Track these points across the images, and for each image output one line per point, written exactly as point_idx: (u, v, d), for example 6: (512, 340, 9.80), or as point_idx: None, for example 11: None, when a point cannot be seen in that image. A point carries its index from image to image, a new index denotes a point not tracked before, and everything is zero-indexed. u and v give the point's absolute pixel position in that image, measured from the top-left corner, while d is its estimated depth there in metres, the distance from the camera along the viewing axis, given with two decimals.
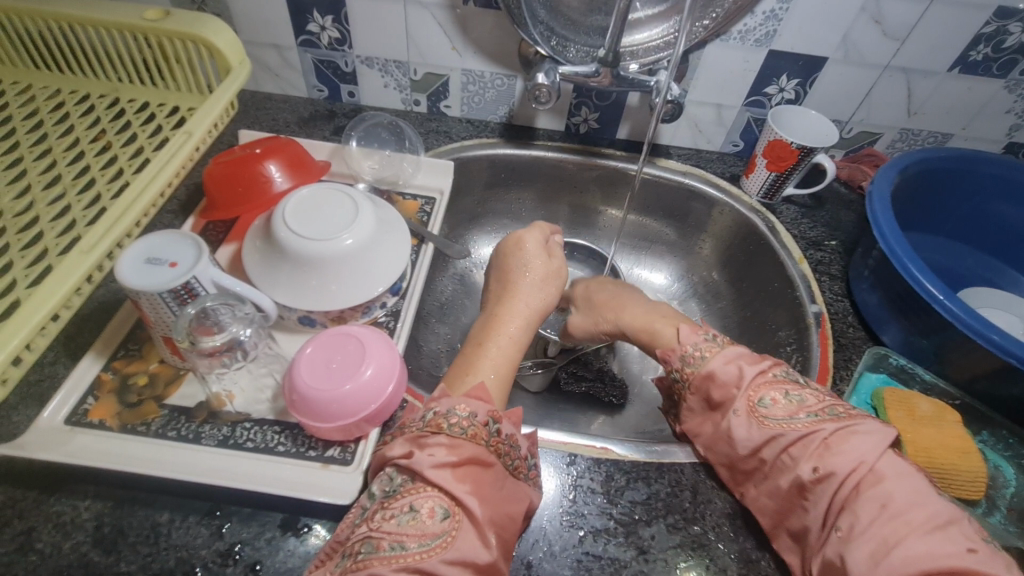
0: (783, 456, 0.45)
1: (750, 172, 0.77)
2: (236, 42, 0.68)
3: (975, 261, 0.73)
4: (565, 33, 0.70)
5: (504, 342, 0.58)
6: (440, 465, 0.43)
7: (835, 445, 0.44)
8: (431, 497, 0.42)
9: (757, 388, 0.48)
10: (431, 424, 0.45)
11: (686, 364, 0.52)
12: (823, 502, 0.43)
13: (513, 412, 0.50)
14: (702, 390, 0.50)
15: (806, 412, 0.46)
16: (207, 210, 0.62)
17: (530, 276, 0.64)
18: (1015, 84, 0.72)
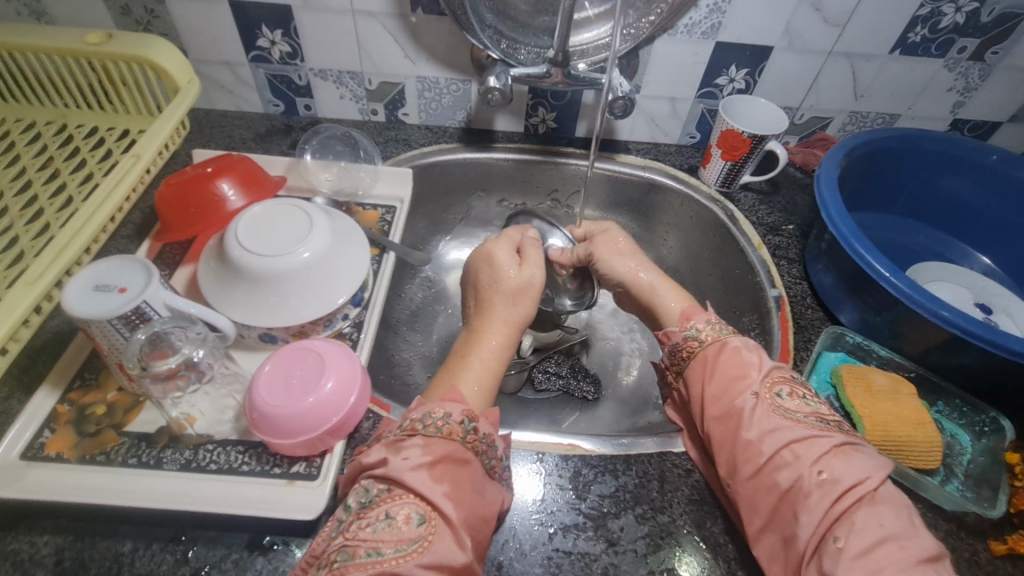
0: (785, 451, 0.44)
1: (707, 162, 0.78)
2: (183, 61, 0.68)
3: (926, 237, 0.75)
4: (514, 35, 0.71)
5: (487, 354, 0.57)
6: (416, 467, 0.43)
7: (839, 455, 0.44)
8: (407, 503, 0.42)
9: (774, 381, 0.49)
10: (408, 427, 0.46)
11: (712, 329, 0.54)
12: (820, 507, 0.41)
13: (492, 412, 0.51)
14: (724, 367, 0.50)
15: (815, 416, 0.47)
16: (161, 232, 0.61)
17: (503, 290, 0.61)
18: (955, 62, 0.74)
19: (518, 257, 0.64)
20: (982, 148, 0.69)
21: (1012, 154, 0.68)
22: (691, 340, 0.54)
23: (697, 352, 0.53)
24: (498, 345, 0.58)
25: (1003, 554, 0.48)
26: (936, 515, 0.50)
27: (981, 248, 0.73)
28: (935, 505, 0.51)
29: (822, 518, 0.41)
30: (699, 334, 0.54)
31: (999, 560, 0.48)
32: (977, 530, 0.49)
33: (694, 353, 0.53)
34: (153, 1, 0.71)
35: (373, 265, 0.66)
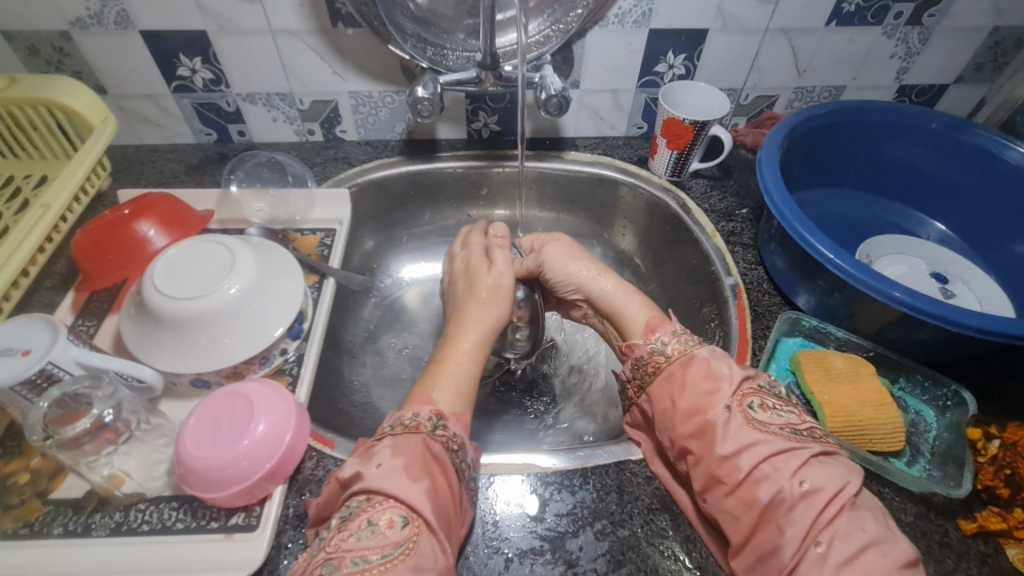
0: (762, 465, 0.41)
1: (655, 153, 0.76)
2: (94, 99, 0.65)
3: (881, 208, 0.74)
4: (439, 41, 0.68)
5: (462, 354, 0.56)
6: (392, 470, 0.41)
7: (815, 462, 0.41)
8: (390, 508, 0.40)
9: (743, 393, 0.46)
10: (378, 433, 0.45)
11: (678, 341, 0.51)
12: (803, 520, 0.39)
13: (463, 414, 0.50)
14: (691, 380, 0.47)
15: (790, 428, 0.44)
16: (83, 282, 0.58)
17: (479, 296, 0.62)
18: (892, 29, 0.71)
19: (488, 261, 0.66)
20: (924, 114, 0.67)
21: (954, 117, 0.67)
22: (657, 353, 0.51)
23: (663, 367, 0.50)
24: (476, 338, 0.58)
25: (974, 533, 0.46)
26: (905, 499, 0.49)
27: (935, 215, 0.72)
28: (903, 488, 0.49)
29: (808, 528, 0.38)
30: (664, 347, 0.51)
31: (970, 539, 0.46)
32: (946, 510, 0.48)
33: (660, 367, 0.50)
34: (59, 39, 0.68)
35: (313, 292, 0.64)
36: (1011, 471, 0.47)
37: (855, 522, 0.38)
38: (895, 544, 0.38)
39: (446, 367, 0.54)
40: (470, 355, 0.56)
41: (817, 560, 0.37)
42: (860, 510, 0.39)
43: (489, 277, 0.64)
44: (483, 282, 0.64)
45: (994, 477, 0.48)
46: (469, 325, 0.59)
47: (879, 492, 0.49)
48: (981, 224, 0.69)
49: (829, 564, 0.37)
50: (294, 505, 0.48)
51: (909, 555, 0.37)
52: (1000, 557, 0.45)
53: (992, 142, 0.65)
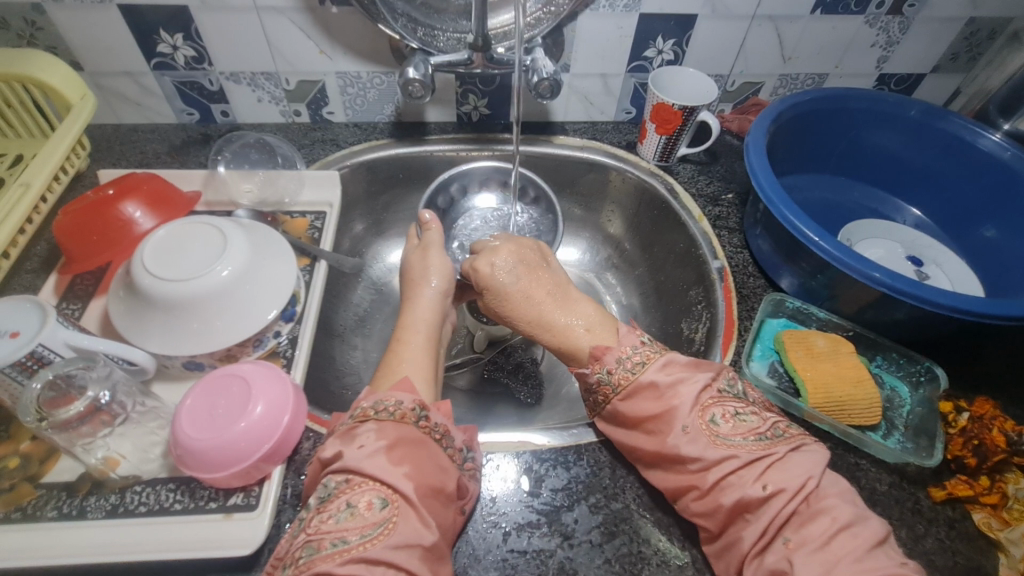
0: (729, 475, 0.42)
1: (643, 138, 0.77)
2: (71, 76, 0.63)
3: (862, 194, 0.77)
4: (430, 21, 0.67)
5: (419, 343, 0.55)
6: (373, 453, 0.41)
7: (779, 464, 0.42)
8: (369, 490, 0.40)
9: (704, 406, 0.45)
10: (360, 415, 0.44)
11: (623, 370, 0.49)
12: (763, 520, 0.40)
13: (444, 402, 0.48)
14: (645, 409, 0.46)
15: (754, 434, 0.44)
16: (66, 264, 0.57)
17: (432, 289, 0.60)
18: (874, 18, 0.73)
19: (442, 253, 0.63)
20: (902, 102, 0.70)
21: (932, 105, 0.69)
22: (604, 385, 0.49)
23: (612, 397, 0.49)
24: (428, 321, 0.58)
25: (943, 499, 0.49)
26: (880, 469, 0.51)
27: (912, 201, 0.75)
28: (878, 459, 0.52)
29: (767, 526, 0.40)
30: (610, 378, 0.49)
31: (939, 505, 0.49)
32: (919, 480, 0.51)
33: (609, 396, 0.49)
34: (32, 12, 0.65)
35: (305, 275, 0.63)
36: (978, 442, 0.50)
37: (835, 496, 0.40)
38: (861, 520, 0.39)
39: (405, 350, 0.54)
40: (427, 336, 0.56)
41: (781, 551, 0.39)
42: (824, 498, 0.40)
43: (431, 265, 0.62)
44: (422, 268, 0.62)
45: (962, 448, 0.51)
46: (421, 310, 0.58)
47: (856, 463, 0.52)
48: (954, 209, 0.72)
49: (798, 553, 0.38)
50: (292, 484, 0.48)
51: (877, 532, 0.39)
52: (966, 521, 0.49)
53: (966, 129, 0.67)
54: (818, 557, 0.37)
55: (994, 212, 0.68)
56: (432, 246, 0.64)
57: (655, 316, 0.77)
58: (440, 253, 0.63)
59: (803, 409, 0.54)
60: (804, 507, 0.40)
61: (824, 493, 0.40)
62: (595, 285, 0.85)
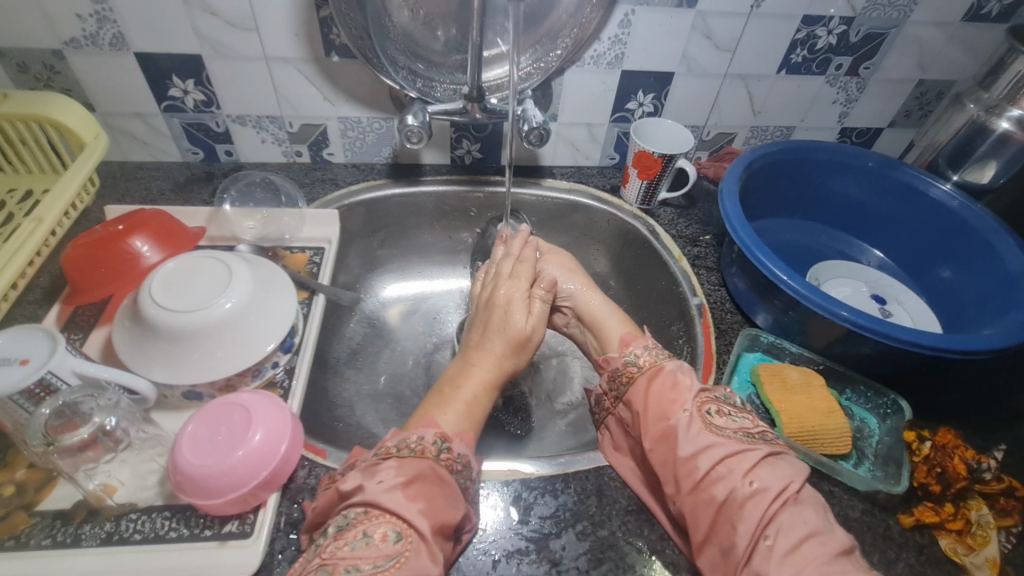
0: (719, 467, 0.45)
1: (626, 182, 0.82)
2: (86, 116, 0.67)
3: (828, 237, 0.82)
4: (429, 73, 0.72)
5: (484, 368, 0.56)
6: (390, 488, 0.43)
7: (766, 462, 0.45)
8: (384, 522, 0.41)
9: (701, 402, 0.50)
10: (383, 452, 0.46)
11: (649, 353, 0.57)
12: (749, 518, 0.42)
13: (468, 432, 0.51)
14: (659, 391, 0.52)
15: (743, 431, 0.48)
16: (71, 296, 0.59)
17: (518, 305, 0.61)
18: (834, 78, 0.80)
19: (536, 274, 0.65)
20: (861, 154, 0.76)
21: (887, 157, 0.76)
22: (630, 364, 0.56)
23: (636, 377, 0.55)
24: (497, 359, 0.57)
25: (911, 525, 0.52)
26: (852, 496, 0.54)
27: (875, 243, 0.81)
28: (851, 487, 0.54)
29: (754, 523, 0.42)
30: (637, 360, 0.56)
31: (908, 532, 0.52)
32: (889, 507, 0.53)
33: (633, 377, 0.55)
34: (52, 57, 0.69)
35: (303, 308, 0.66)
36: (941, 470, 0.54)
37: (811, 506, 0.43)
38: (833, 542, 0.41)
39: (456, 394, 0.53)
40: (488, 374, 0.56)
41: (764, 550, 0.41)
42: (801, 503, 0.43)
43: (513, 283, 0.63)
44: (510, 299, 0.60)
45: (927, 475, 0.54)
46: (494, 345, 0.58)
47: (830, 491, 0.54)
48: (911, 252, 0.77)
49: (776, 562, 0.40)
50: (286, 512, 0.49)
51: (843, 543, 0.41)
52: (934, 547, 0.51)
53: (919, 180, 0.74)
54: (791, 567, 0.39)
55: (947, 254, 0.73)
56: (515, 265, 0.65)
57: None
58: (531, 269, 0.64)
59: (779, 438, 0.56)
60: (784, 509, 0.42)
61: (801, 500, 0.43)
62: None
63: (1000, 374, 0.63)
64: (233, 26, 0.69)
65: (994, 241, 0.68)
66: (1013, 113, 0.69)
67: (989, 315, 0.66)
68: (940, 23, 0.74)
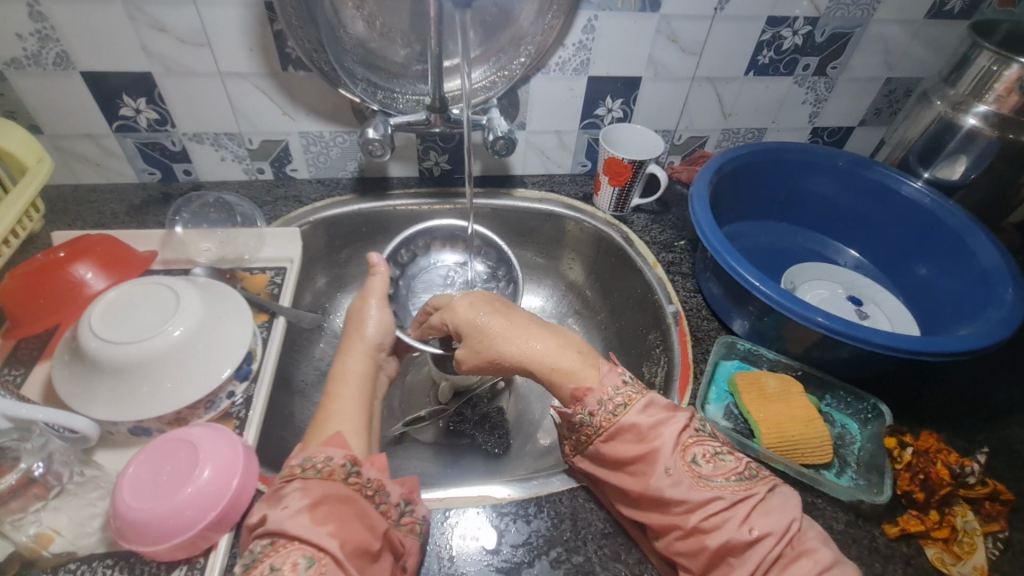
0: (712, 518, 0.42)
1: (598, 190, 0.81)
2: (28, 140, 0.64)
3: (804, 238, 0.81)
4: (389, 85, 0.70)
5: (354, 391, 0.55)
6: (295, 513, 0.40)
7: (762, 505, 0.42)
8: (294, 550, 0.38)
9: (685, 447, 0.46)
10: (287, 473, 0.43)
11: (604, 411, 0.48)
12: (751, 563, 0.40)
13: (380, 456, 0.48)
14: (627, 450, 0.47)
15: (735, 474, 0.44)
16: (9, 330, 0.55)
17: (364, 342, 0.59)
18: (802, 79, 0.79)
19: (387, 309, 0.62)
20: (832, 153, 0.75)
21: (858, 156, 0.75)
22: (586, 425, 0.49)
23: (595, 436, 0.49)
24: (362, 375, 0.57)
25: (897, 535, 0.50)
26: (835, 508, 0.52)
27: (849, 244, 0.80)
28: (834, 498, 0.53)
29: (755, 569, 0.39)
30: (592, 419, 0.49)
31: (895, 542, 0.50)
32: (874, 516, 0.51)
33: (592, 436, 0.49)
34: None
35: (262, 331, 0.63)
36: (924, 476, 0.52)
37: (815, 540, 0.41)
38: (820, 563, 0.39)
39: (336, 404, 0.53)
40: (359, 389, 0.55)
41: None
42: (784, 539, 0.41)
43: (370, 317, 0.61)
44: (363, 320, 0.61)
45: (910, 483, 0.52)
46: (355, 363, 0.58)
47: (812, 502, 0.53)
48: (886, 251, 0.77)
49: None
50: (241, 553, 0.46)
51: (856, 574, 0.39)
52: (921, 557, 0.49)
53: (891, 178, 0.73)
54: None
55: (922, 252, 0.72)
56: (372, 295, 0.62)
57: (617, 362, 0.78)
58: (381, 302, 0.62)
59: (759, 450, 0.55)
60: (789, 549, 0.40)
61: (806, 536, 0.41)
62: None
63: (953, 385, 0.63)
64: (183, 42, 0.66)
65: (967, 238, 0.67)
66: (980, 109, 0.68)
67: (964, 315, 0.65)
68: (904, 21, 0.74)
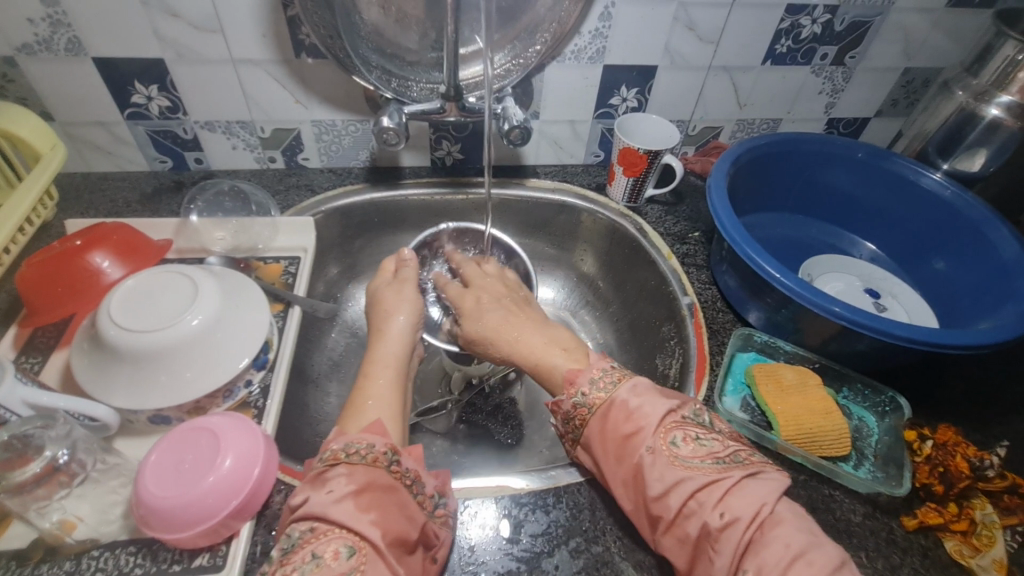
0: (689, 501, 0.42)
1: (612, 180, 0.80)
2: (42, 127, 0.63)
3: (819, 230, 0.81)
4: (403, 73, 0.69)
5: (390, 372, 0.55)
6: (340, 498, 0.40)
7: (735, 489, 0.42)
8: (335, 538, 0.39)
9: (666, 428, 0.46)
10: (330, 457, 0.43)
11: (596, 389, 0.49)
12: (726, 550, 0.40)
13: (416, 446, 0.48)
14: (614, 425, 0.47)
15: (713, 457, 0.44)
16: (27, 318, 0.55)
17: (399, 321, 0.60)
18: (820, 68, 0.78)
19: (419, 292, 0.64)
20: (850, 144, 0.74)
21: (876, 147, 0.74)
22: (579, 407, 0.49)
23: (589, 419, 0.49)
24: (396, 355, 0.57)
25: (916, 528, 0.50)
26: (853, 500, 0.52)
27: (866, 236, 0.79)
28: (851, 490, 0.53)
29: (729, 555, 0.39)
30: (585, 399, 0.49)
31: (913, 534, 0.50)
32: (891, 509, 0.51)
33: (586, 419, 0.49)
34: (3, 65, 0.65)
35: (278, 321, 0.63)
36: (943, 468, 0.52)
37: (829, 525, 0.41)
38: (842, 554, 0.39)
39: (372, 387, 0.52)
40: (395, 370, 0.55)
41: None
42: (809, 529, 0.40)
43: (404, 298, 0.62)
44: (395, 302, 0.61)
45: (930, 476, 0.52)
46: (391, 343, 0.58)
47: (830, 494, 0.52)
48: (904, 244, 0.76)
49: None
50: (262, 541, 0.46)
51: (835, 559, 0.38)
52: (939, 549, 0.49)
53: (910, 169, 0.72)
54: None
55: (940, 246, 0.72)
56: (407, 282, 0.64)
57: (630, 354, 0.77)
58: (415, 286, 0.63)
59: (777, 442, 0.54)
60: (759, 535, 0.39)
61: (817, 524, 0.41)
62: (571, 324, 0.86)
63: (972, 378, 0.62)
64: (196, 28, 0.65)
65: (987, 230, 0.66)
66: (1002, 100, 0.67)
67: (985, 308, 0.64)
68: (925, 10, 0.73)
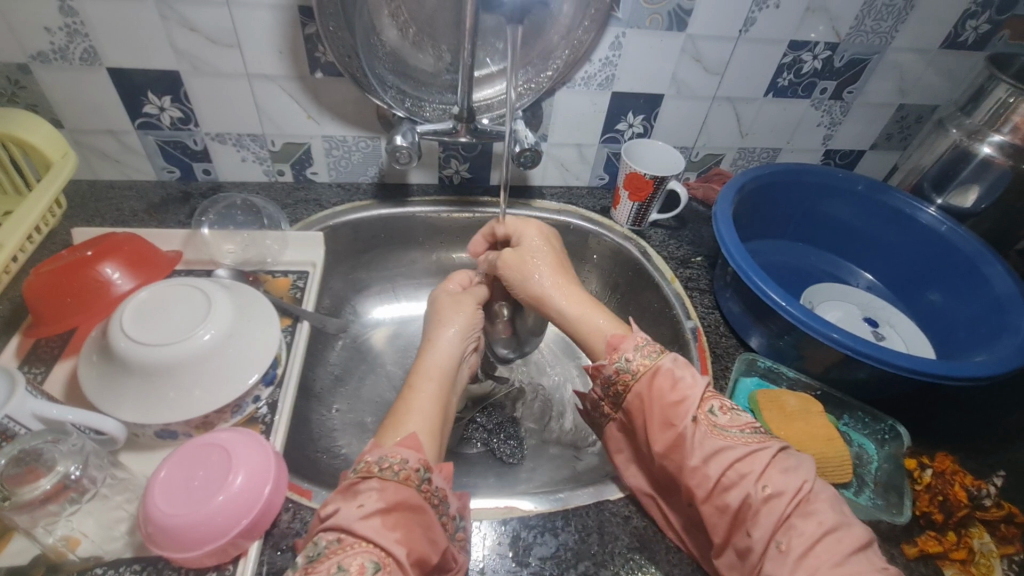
0: (729, 471, 0.44)
1: (617, 204, 0.82)
2: (55, 135, 0.63)
3: (818, 258, 0.83)
4: (417, 93, 0.71)
5: (433, 383, 0.54)
6: (368, 514, 0.40)
7: (779, 466, 0.44)
8: (361, 553, 0.38)
9: (703, 399, 0.48)
10: (364, 470, 0.43)
11: (641, 356, 0.51)
12: (768, 520, 0.41)
13: (448, 464, 0.47)
14: (659, 393, 0.49)
15: (751, 428, 0.46)
16: (33, 327, 0.55)
17: (450, 334, 0.60)
18: (819, 102, 0.81)
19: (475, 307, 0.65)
20: (850, 177, 0.77)
21: (876, 181, 0.76)
22: (624, 372, 0.51)
23: (632, 384, 0.51)
24: (442, 367, 0.57)
25: (916, 556, 0.51)
26: None
27: (863, 266, 0.82)
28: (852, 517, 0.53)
29: (769, 527, 0.41)
30: (629, 364, 0.51)
31: (914, 562, 0.51)
32: (892, 536, 0.52)
33: (629, 385, 0.51)
34: (16, 72, 0.65)
35: (287, 336, 0.63)
36: (943, 497, 0.53)
37: None
38: None
39: (415, 400, 0.52)
40: (438, 382, 0.55)
41: (775, 555, 0.40)
42: None
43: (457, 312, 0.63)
44: (446, 317, 0.62)
45: (929, 504, 0.53)
46: (438, 355, 0.58)
47: None
48: (900, 275, 0.78)
49: (789, 560, 0.39)
50: (269, 561, 0.46)
51: (862, 538, 0.40)
52: None
53: (907, 204, 0.75)
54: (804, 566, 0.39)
55: (934, 278, 0.74)
56: (465, 297, 0.65)
57: None
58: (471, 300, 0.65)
59: None
60: (798, 510, 0.41)
61: None
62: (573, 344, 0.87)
63: (965, 409, 0.64)
64: (213, 42, 0.66)
65: (981, 265, 0.69)
66: (994, 139, 0.70)
67: (980, 340, 0.66)
68: (919, 50, 0.76)
